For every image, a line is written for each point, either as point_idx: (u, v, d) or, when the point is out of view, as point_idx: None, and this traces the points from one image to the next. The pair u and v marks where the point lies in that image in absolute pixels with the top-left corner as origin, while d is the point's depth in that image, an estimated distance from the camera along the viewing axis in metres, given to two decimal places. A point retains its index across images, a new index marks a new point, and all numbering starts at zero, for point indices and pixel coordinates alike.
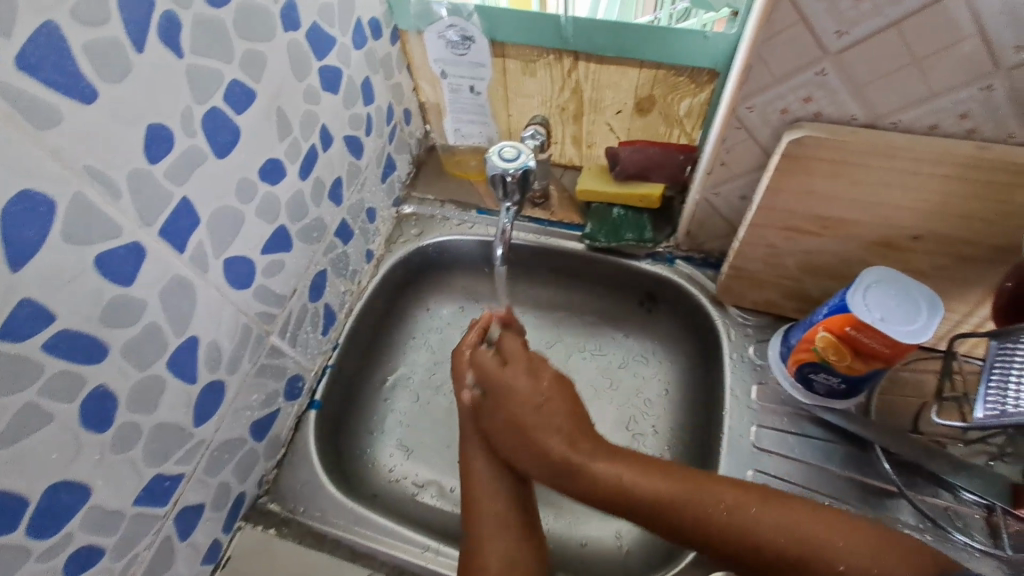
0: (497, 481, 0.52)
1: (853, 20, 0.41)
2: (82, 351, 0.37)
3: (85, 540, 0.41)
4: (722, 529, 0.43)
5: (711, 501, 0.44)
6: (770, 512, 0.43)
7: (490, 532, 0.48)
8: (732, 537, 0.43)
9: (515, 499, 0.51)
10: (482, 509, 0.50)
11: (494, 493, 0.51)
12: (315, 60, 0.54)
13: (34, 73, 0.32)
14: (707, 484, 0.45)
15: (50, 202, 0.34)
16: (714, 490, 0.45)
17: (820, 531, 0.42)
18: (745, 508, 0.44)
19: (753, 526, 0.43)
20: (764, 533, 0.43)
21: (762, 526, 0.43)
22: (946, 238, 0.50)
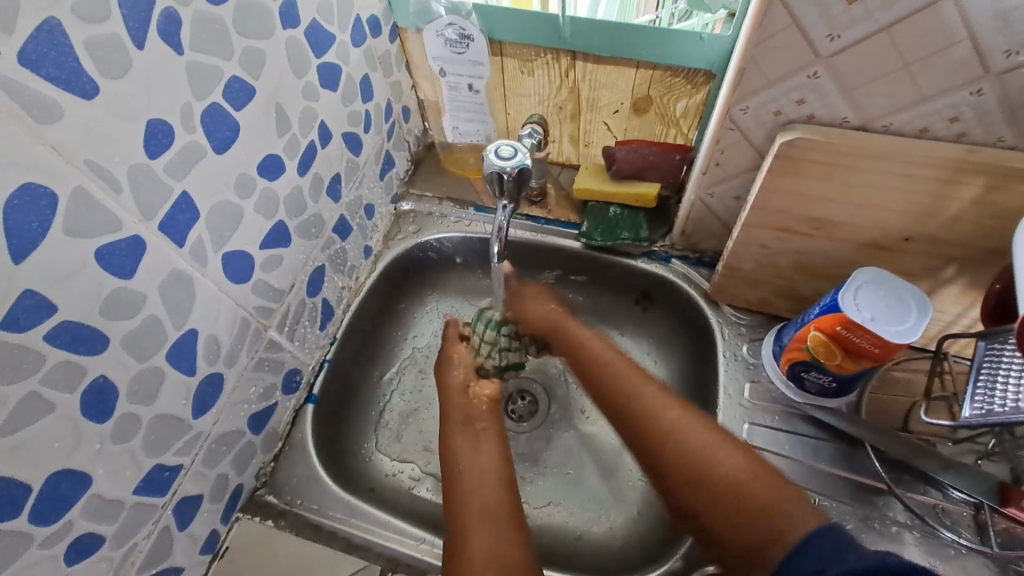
0: (463, 422, 0.56)
1: (844, 25, 0.41)
2: (82, 342, 0.38)
3: (85, 528, 0.41)
4: (646, 436, 0.48)
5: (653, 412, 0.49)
6: (692, 431, 0.46)
7: (474, 519, 0.46)
8: (652, 445, 0.47)
9: (501, 482, 0.50)
10: (466, 488, 0.49)
11: (477, 469, 0.51)
12: (314, 57, 0.54)
13: (37, 68, 0.32)
14: (658, 397, 0.50)
15: (51, 195, 0.34)
16: (659, 403, 0.49)
17: (721, 461, 0.43)
18: (673, 425, 0.47)
19: (671, 436, 0.46)
20: (677, 446, 0.46)
21: (674, 441, 0.46)
22: (936, 240, 0.51)
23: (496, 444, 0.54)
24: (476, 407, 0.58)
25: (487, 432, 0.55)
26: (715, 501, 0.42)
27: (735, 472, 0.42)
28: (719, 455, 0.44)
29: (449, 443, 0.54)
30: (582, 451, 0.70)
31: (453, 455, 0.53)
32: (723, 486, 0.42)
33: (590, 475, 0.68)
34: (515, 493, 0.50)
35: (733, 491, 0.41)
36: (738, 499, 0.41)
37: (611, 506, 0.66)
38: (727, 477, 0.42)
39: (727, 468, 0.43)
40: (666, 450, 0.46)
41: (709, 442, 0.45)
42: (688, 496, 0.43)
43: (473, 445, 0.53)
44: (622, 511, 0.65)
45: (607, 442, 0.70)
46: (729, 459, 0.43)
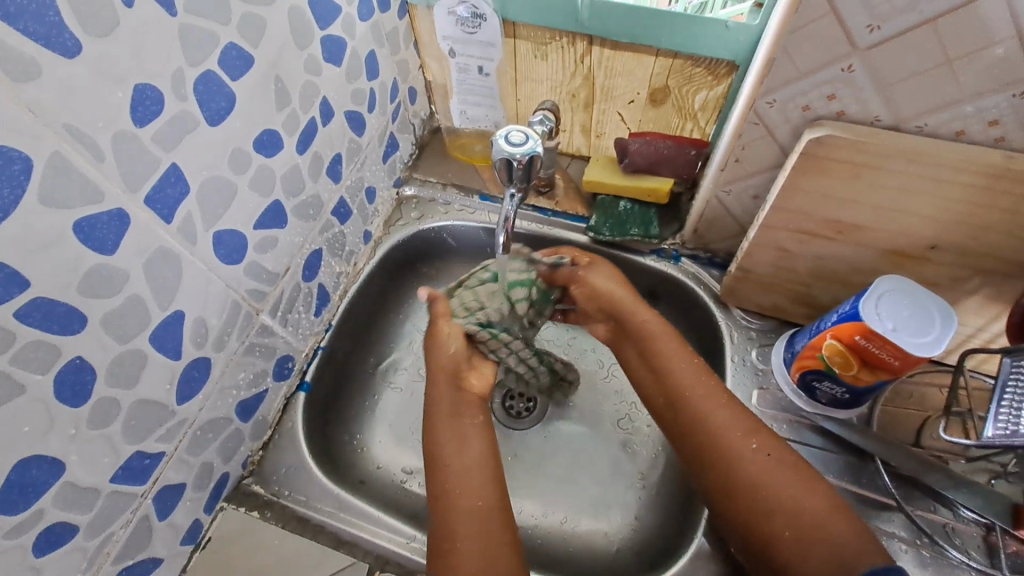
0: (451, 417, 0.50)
1: (886, 14, 0.39)
2: (57, 321, 0.35)
3: (56, 516, 0.39)
4: (717, 451, 0.46)
5: (723, 422, 0.47)
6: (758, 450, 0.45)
7: (461, 519, 0.44)
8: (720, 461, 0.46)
9: (489, 484, 0.46)
10: (452, 491, 0.46)
11: (461, 469, 0.47)
12: (318, 29, 0.51)
13: (13, 21, 0.29)
14: (730, 423, 0.47)
15: (26, 160, 0.31)
16: (735, 417, 0.47)
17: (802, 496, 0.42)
18: (742, 448, 0.45)
19: (738, 459, 0.45)
20: (748, 472, 0.44)
21: (746, 469, 0.44)
22: (964, 249, 0.48)
23: (483, 430, 0.50)
24: (471, 403, 0.52)
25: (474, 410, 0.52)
26: (778, 525, 0.42)
27: (814, 505, 0.41)
28: (794, 486, 0.43)
29: (435, 447, 0.48)
30: (581, 450, 0.68)
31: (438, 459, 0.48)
32: (793, 513, 0.41)
33: (589, 475, 0.66)
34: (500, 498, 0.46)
35: (806, 522, 0.41)
36: (807, 532, 0.40)
37: (608, 508, 0.64)
38: (789, 502, 0.42)
39: (799, 498, 0.42)
40: (729, 469, 0.45)
41: (781, 472, 0.44)
42: (746, 525, 0.44)
43: (457, 436, 0.49)
44: (620, 513, 0.63)
45: (605, 443, 0.68)
46: (807, 495, 0.42)
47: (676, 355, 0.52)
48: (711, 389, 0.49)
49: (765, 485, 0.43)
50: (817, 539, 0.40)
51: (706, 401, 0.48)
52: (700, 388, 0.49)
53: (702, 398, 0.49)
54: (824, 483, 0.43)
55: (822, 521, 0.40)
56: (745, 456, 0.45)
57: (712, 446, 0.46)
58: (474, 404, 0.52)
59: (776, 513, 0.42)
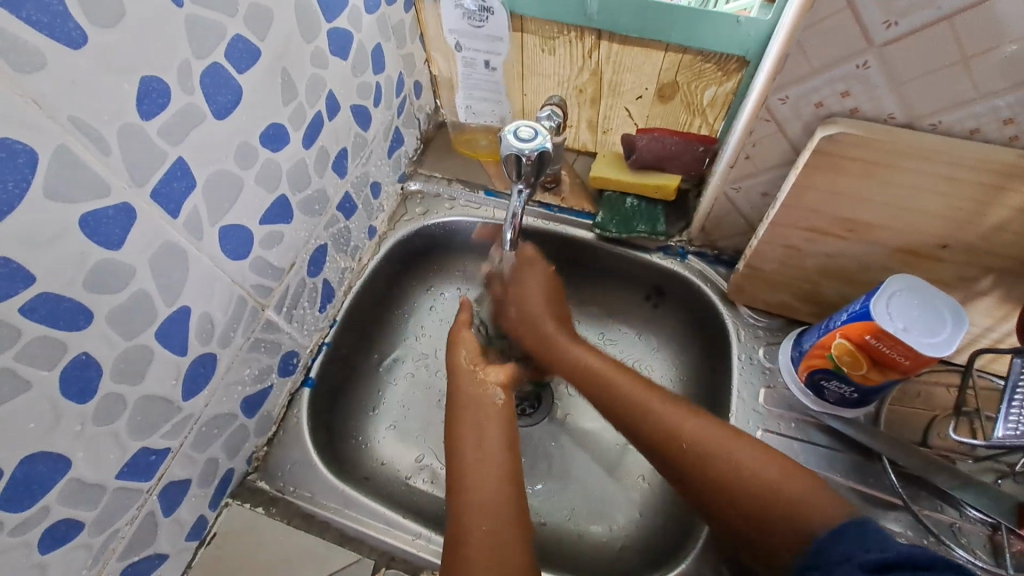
0: (473, 412, 0.52)
1: (903, 11, 0.38)
2: (63, 317, 0.35)
3: (62, 513, 0.39)
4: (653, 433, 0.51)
5: (656, 407, 0.52)
6: (733, 447, 0.47)
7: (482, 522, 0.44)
8: (689, 463, 0.48)
9: (505, 476, 0.47)
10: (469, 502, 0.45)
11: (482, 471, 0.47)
12: (325, 21, 0.51)
13: (17, 9, 0.29)
14: (703, 431, 0.49)
15: (31, 152, 0.31)
16: (694, 418, 0.50)
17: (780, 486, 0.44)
18: (697, 428, 0.49)
19: (694, 440, 0.49)
20: (706, 450, 0.48)
21: (733, 467, 0.46)
22: (977, 249, 0.48)
23: (501, 422, 0.51)
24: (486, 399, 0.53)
25: (496, 404, 0.53)
26: (740, 500, 0.45)
27: (755, 466, 0.46)
28: (749, 460, 0.46)
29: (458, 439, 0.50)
30: (584, 447, 0.68)
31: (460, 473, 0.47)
32: (744, 490, 0.45)
33: (595, 474, 0.66)
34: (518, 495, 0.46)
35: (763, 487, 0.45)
36: (768, 501, 0.44)
37: (613, 506, 0.64)
38: (744, 479, 0.46)
39: (781, 486, 0.44)
40: (689, 452, 0.49)
41: (722, 442, 0.48)
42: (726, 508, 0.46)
43: (478, 427, 0.51)
44: (625, 512, 0.63)
45: (610, 440, 0.68)
46: (759, 459, 0.46)
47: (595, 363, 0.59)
48: (664, 405, 0.52)
49: (711, 465, 0.47)
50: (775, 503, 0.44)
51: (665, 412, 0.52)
52: (656, 405, 0.53)
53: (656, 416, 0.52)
54: (768, 463, 0.46)
55: (778, 488, 0.45)
56: (692, 433, 0.49)
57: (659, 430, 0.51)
58: (495, 397, 0.54)
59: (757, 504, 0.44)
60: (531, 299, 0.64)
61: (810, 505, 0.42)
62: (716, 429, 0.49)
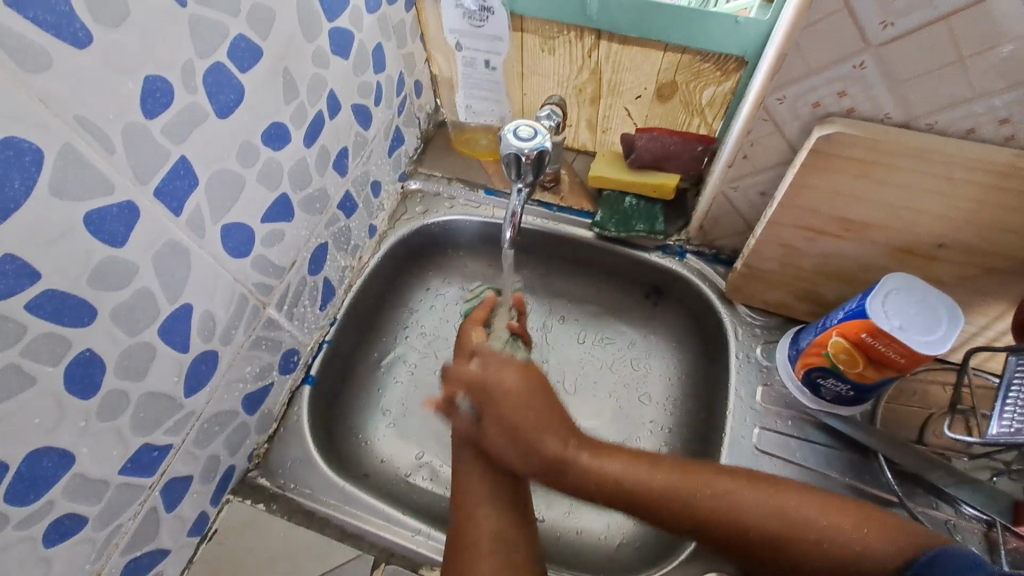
0: (486, 550, 0.44)
1: (900, 11, 0.38)
2: (67, 313, 0.35)
3: (67, 508, 0.39)
4: (676, 513, 0.43)
5: (662, 478, 0.44)
6: (764, 500, 0.43)
7: None
8: (725, 533, 0.44)
9: (508, 526, 0.46)
10: None
11: None
12: (326, 21, 0.51)
13: (24, 10, 0.29)
14: (731, 494, 0.44)
15: (37, 150, 0.31)
16: (717, 480, 0.45)
17: (832, 530, 0.42)
18: (715, 480, 0.45)
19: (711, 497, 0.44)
20: (746, 523, 0.43)
21: (780, 528, 0.43)
22: (973, 249, 0.48)
23: (505, 553, 0.44)
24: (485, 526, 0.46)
25: (497, 531, 0.46)
26: (767, 546, 0.43)
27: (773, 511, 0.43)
28: (794, 513, 0.43)
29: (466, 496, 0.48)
30: None
31: None
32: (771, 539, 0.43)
33: None
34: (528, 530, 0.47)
35: (790, 531, 0.43)
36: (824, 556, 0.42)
37: (611, 503, 0.64)
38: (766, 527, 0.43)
39: (832, 533, 0.42)
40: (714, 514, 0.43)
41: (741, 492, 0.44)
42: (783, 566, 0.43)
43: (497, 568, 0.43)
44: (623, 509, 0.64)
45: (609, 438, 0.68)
46: (789, 498, 0.44)
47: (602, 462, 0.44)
48: (675, 478, 0.44)
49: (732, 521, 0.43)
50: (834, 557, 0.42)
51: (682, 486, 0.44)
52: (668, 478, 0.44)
53: (676, 487, 0.44)
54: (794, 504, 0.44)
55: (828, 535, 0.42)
56: (721, 505, 0.43)
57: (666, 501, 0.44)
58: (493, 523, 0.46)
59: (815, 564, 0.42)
60: (507, 411, 0.44)
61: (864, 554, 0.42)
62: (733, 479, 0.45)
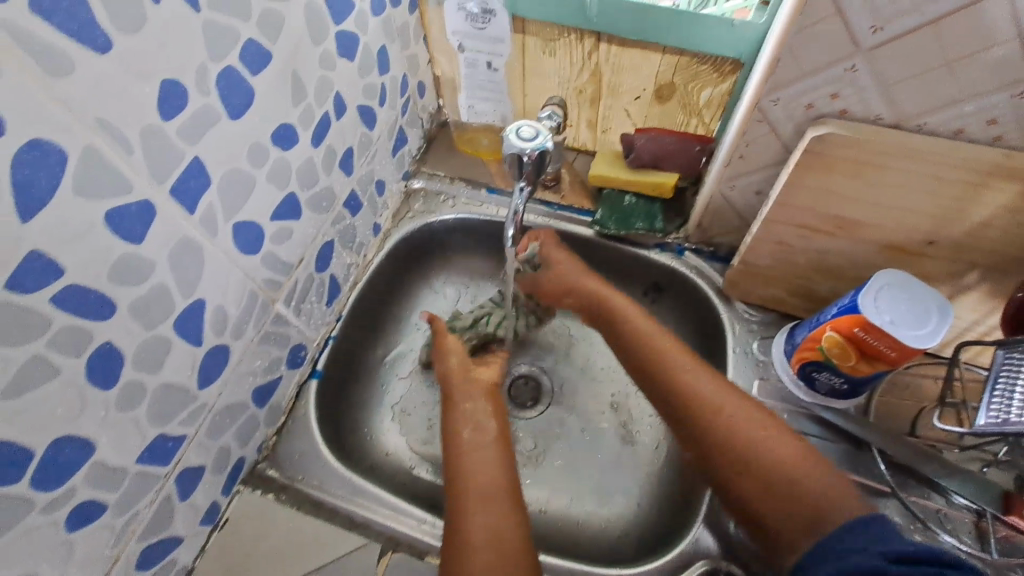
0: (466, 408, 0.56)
1: (890, 16, 0.40)
2: (89, 308, 0.37)
3: (88, 495, 0.41)
4: (686, 404, 0.48)
5: (691, 380, 0.49)
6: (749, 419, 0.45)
7: (476, 504, 0.45)
8: (704, 429, 0.46)
9: (500, 427, 0.54)
10: (466, 497, 0.46)
11: (476, 462, 0.49)
12: (333, 24, 0.52)
13: (49, 17, 0.31)
14: (730, 402, 0.47)
15: (61, 152, 0.33)
16: (727, 390, 0.48)
17: (794, 467, 0.41)
18: (722, 397, 0.47)
19: (723, 414, 0.46)
20: (722, 417, 0.46)
21: (753, 446, 0.43)
22: (962, 246, 0.50)
23: (490, 415, 0.55)
24: (475, 390, 0.58)
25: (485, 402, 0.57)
26: (729, 459, 0.44)
27: (776, 448, 0.43)
28: (765, 440, 0.43)
29: (454, 431, 0.53)
30: (583, 439, 0.70)
31: (454, 461, 0.50)
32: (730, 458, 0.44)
33: (594, 465, 0.68)
34: (517, 485, 0.48)
35: (753, 452, 0.43)
36: (775, 481, 0.41)
37: (612, 497, 0.66)
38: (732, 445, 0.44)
39: (792, 467, 0.41)
40: (711, 418, 0.46)
41: (751, 420, 0.45)
42: (733, 478, 0.43)
43: (470, 416, 0.55)
44: (623, 502, 0.65)
45: (610, 433, 0.70)
46: (774, 442, 0.43)
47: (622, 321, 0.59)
48: (696, 368, 0.50)
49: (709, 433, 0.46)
50: (786, 484, 0.40)
51: (693, 380, 0.49)
52: (689, 369, 0.50)
53: (687, 373, 0.50)
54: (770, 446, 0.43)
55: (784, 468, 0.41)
56: (716, 396, 0.47)
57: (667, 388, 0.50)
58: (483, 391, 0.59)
59: (767, 478, 0.41)
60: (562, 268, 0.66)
61: (820, 496, 0.38)
62: (757, 411, 0.46)
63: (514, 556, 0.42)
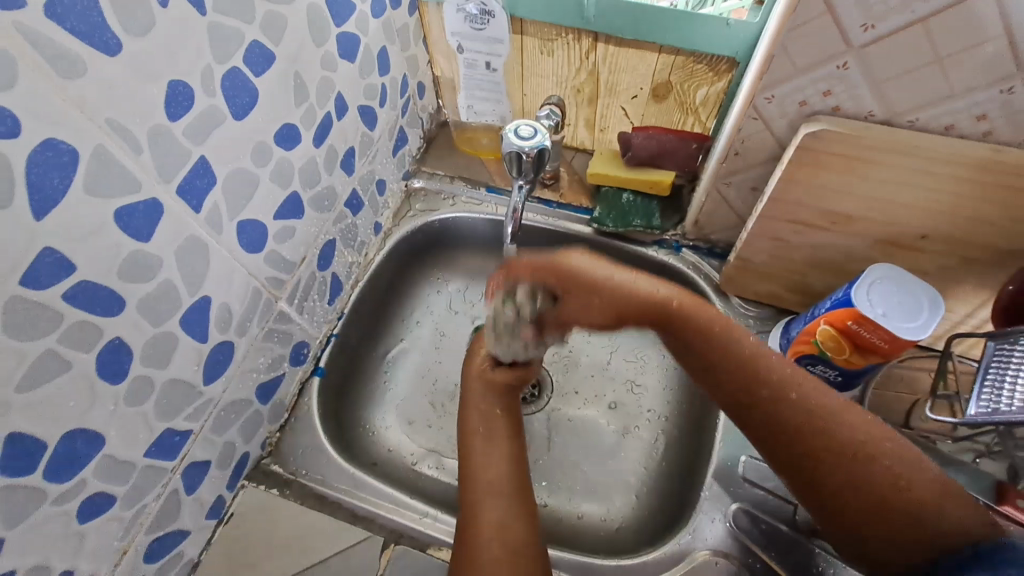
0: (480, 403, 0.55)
1: (880, 14, 0.41)
2: (99, 304, 0.37)
3: (97, 487, 0.41)
4: (816, 432, 0.43)
5: (819, 404, 0.44)
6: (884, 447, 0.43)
7: (487, 496, 0.46)
8: (830, 456, 0.43)
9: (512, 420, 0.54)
10: (479, 490, 0.47)
11: (491, 460, 0.49)
12: (335, 26, 0.53)
13: (61, 20, 0.32)
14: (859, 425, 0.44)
15: (74, 151, 0.34)
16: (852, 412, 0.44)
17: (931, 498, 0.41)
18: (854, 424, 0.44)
19: (860, 444, 0.43)
20: (859, 446, 0.42)
21: (888, 475, 0.42)
22: (955, 240, 0.50)
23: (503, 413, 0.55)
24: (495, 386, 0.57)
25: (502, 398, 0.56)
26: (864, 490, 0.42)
27: (913, 478, 0.41)
28: (900, 468, 0.42)
29: (467, 430, 0.53)
30: (583, 434, 0.71)
31: (470, 456, 0.50)
32: (848, 472, 0.42)
33: (594, 460, 0.69)
34: (524, 478, 0.49)
35: (892, 483, 0.41)
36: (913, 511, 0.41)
37: (612, 492, 0.66)
38: (847, 453, 0.43)
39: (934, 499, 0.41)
40: (848, 450, 0.43)
41: (885, 445, 0.43)
42: (873, 510, 0.42)
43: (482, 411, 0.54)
44: (622, 497, 0.66)
45: (610, 428, 0.71)
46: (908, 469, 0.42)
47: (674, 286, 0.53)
48: (817, 388, 0.45)
49: (833, 433, 0.43)
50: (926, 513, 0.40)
51: (826, 405, 0.44)
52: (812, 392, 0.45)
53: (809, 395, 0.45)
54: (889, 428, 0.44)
55: (928, 502, 0.41)
56: (844, 423, 0.43)
57: (798, 404, 0.44)
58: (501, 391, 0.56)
59: (902, 508, 0.41)
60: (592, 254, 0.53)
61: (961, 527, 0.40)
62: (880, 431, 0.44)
63: (523, 547, 0.43)
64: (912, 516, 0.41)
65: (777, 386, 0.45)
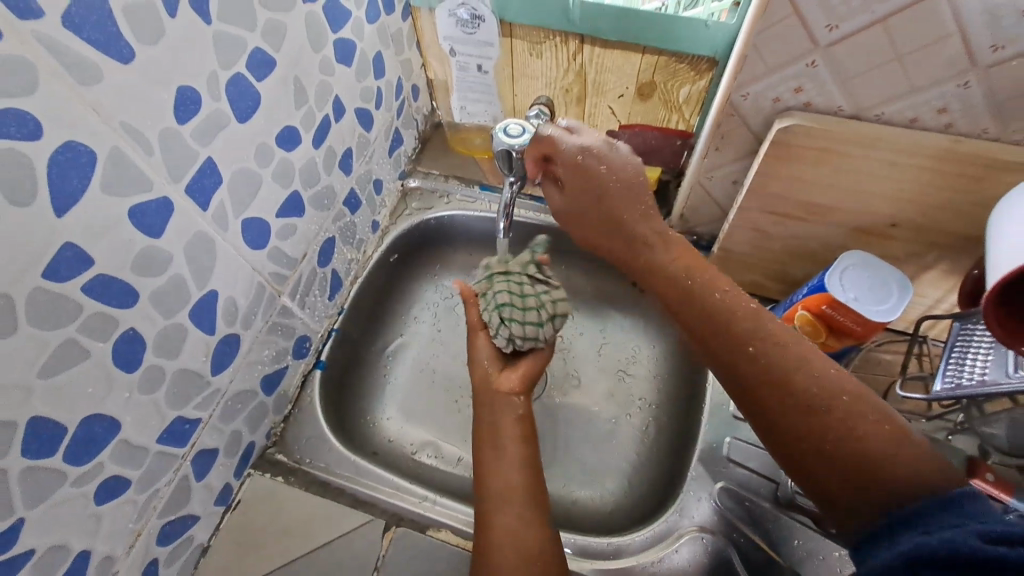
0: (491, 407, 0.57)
1: (843, 16, 0.43)
2: (114, 296, 0.40)
3: (112, 471, 0.44)
4: (779, 381, 0.43)
5: (782, 356, 0.44)
6: (855, 404, 0.40)
7: (503, 503, 0.48)
8: (795, 405, 0.41)
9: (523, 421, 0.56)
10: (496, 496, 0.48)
11: (506, 464, 0.51)
12: (331, 32, 0.56)
13: (78, 31, 0.34)
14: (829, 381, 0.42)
15: (91, 153, 0.36)
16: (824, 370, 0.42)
17: (903, 454, 0.38)
18: (824, 380, 0.42)
19: (825, 398, 0.41)
20: (821, 397, 0.41)
21: (859, 431, 0.39)
22: (922, 227, 0.53)
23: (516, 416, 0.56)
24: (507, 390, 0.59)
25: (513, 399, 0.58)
26: (828, 445, 0.40)
27: (881, 436, 0.39)
28: (869, 425, 0.39)
29: (482, 434, 0.55)
30: (576, 422, 0.73)
31: (484, 460, 0.52)
32: (854, 451, 0.39)
33: (587, 447, 0.71)
34: (540, 478, 0.51)
35: (858, 439, 0.39)
36: (873, 467, 0.38)
37: (604, 477, 0.69)
38: (848, 429, 0.39)
39: (901, 457, 0.37)
40: (812, 404, 0.41)
41: (855, 406, 0.40)
42: (829, 458, 0.39)
43: (494, 412, 0.56)
44: (614, 481, 0.69)
45: (602, 416, 0.73)
46: (879, 430, 0.39)
47: (677, 266, 0.52)
48: (790, 343, 0.44)
49: (798, 382, 0.42)
50: (886, 472, 0.37)
51: (799, 356, 0.43)
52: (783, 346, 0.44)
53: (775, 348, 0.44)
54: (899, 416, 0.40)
55: (889, 456, 0.38)
56: (814, 379, 0.42)
57: (765, 355, 0.44)
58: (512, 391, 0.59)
59: (869, 464, 0.38)
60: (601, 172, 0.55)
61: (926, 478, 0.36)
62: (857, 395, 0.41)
63: (534, 549, 0.45)
64: (873, 472, 0.38)
65: (746, 334, 0.45)
